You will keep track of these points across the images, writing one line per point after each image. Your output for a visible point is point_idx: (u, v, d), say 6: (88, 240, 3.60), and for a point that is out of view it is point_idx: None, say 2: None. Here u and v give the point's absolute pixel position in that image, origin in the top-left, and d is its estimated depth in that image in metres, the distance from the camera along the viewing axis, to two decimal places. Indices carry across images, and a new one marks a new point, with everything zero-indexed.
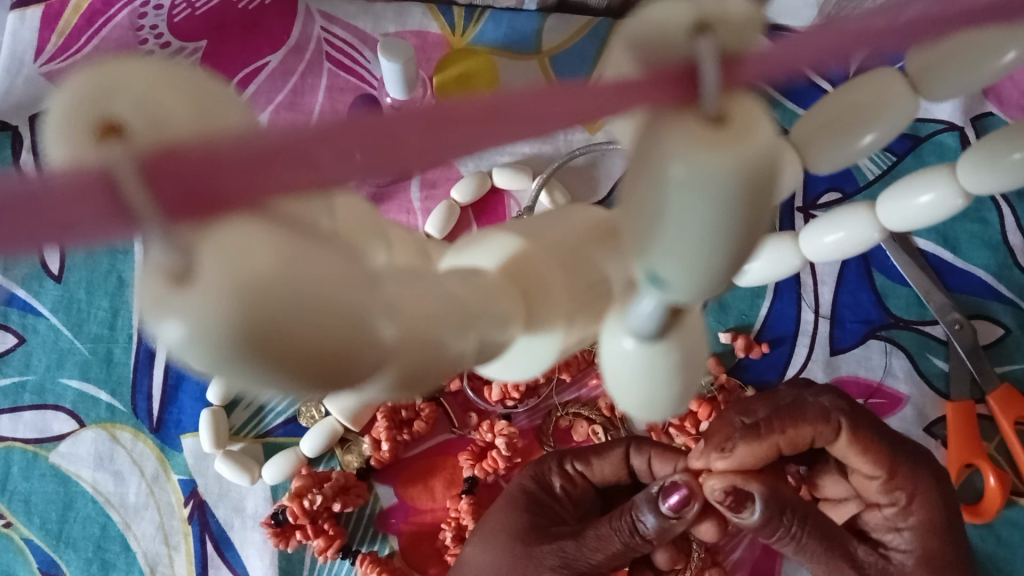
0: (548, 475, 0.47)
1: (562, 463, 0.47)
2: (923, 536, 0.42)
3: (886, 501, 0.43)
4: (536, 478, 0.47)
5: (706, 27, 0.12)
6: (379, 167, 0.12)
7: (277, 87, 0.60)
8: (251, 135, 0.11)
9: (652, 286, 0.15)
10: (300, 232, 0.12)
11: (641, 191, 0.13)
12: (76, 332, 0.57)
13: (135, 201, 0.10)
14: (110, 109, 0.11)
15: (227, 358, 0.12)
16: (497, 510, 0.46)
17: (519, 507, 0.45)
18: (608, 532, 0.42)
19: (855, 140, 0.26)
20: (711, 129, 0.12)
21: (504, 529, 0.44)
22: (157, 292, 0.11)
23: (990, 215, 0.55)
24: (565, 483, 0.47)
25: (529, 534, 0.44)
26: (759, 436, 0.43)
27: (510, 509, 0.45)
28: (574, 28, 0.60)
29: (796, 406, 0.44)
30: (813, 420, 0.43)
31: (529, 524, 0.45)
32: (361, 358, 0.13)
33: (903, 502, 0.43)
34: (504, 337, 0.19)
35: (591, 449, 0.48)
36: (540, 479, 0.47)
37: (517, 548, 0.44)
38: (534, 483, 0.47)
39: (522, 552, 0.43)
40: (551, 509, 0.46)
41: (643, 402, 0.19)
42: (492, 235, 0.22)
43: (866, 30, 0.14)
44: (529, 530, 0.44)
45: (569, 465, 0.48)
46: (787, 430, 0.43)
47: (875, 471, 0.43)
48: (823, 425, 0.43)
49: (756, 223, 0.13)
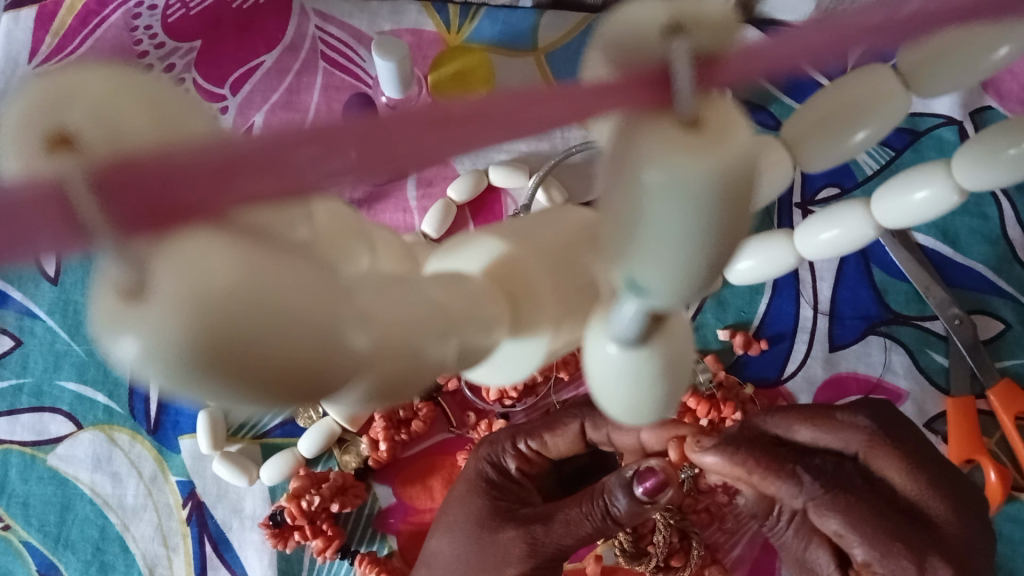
0: (503, 456, 0.47)
1: (516, 444, 0.47)
2: None
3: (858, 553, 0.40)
4: (492, 457, 0.47)
5: (683, 28, 0.12)
6: (363, 170, 0.12)
7: (272, 86, 0.59)
8: (209, 144, 0.11)
9: (631, 292, 0.14)
10: (264, 245, 0.12)
11: (614, 197, 0.13)
12: (72, 334, 0.56)
13: (87, 217, 0.10)
14: (64, 120, 0.11)
15: (188, 373, 0.12)
16: (455, 494, 0.46)
17: (476, 488, 0.45)
18: (579, 517, 0.41)
19: (847, 136, 0.26)
20: (684, 134, 0.12)
21: (456, 519, 0.44)
22: (115, 309, 0.12)
23: (989, 209, 0.55)
24: (520, 462, 0.47)
25: (493, 520, 0.43)
26: (737, 458, 0.43)
27: (469, 497, 0.45)
28: (570, 24, 0.59)
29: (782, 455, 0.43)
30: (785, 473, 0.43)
31: (495, 501, 0.44)
32: (327, 370, 0.13)
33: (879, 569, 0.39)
34: (489, 341, 0.19)
35: (549, 422, 0.48)
36: (495, 458, 0.47)
37: (483, 536, 0.43)
38: (490, 464, 0.47)
39: (487, 536, 0.43)
40: (513, 490, 0.46)
41: (627, 406, 0.18)
42: (480, 237, 0.21)
43: (856, 28, 0.13)
44: (491, 510, 0.44)
45: (522, 445, 0.47)
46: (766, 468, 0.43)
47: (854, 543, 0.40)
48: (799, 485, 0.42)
49: (736, 227, 0.13)
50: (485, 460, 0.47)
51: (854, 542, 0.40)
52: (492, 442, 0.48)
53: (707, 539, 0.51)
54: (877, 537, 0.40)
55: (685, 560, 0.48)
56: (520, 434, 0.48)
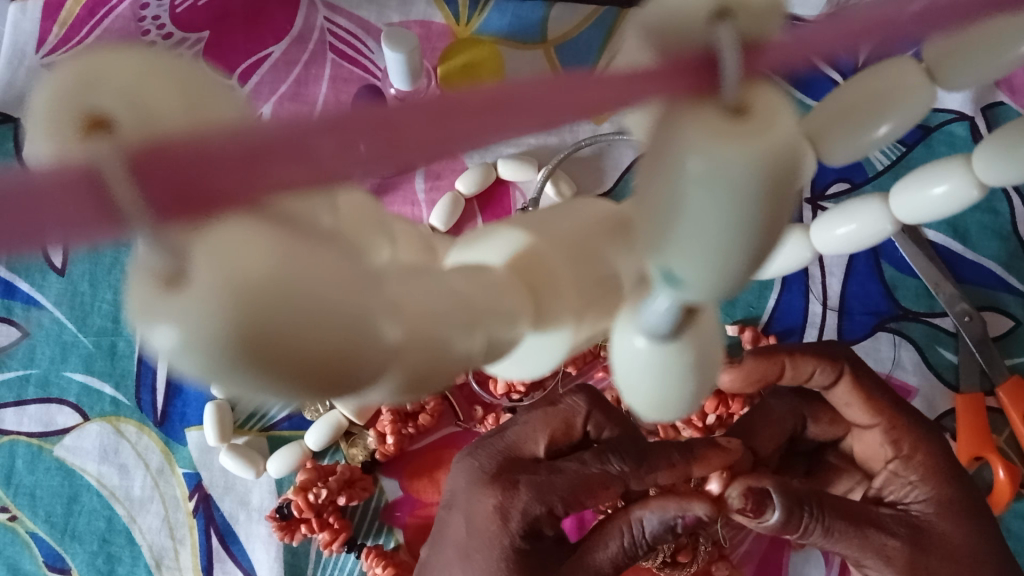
0: (540, 524, 0.39)
1: (555, 509, 0.40)
2: (933, 480, 0.42)
3: (890, 453, 0.43)
4: (528, 523, 0.39)
5: (728, 13, 0.12)
6: (393, 159, 0.12)
7: (280, 77, 0.59)
8: (243, 131, 0.11)
9: (665, 284, 0.14)
10: (297, 234, 0.12)
11: (653, 187, 0.12)
12: (80, 325, 0.56)
13: (122, 200, 0.10)
14: (95, 101, 0.11)
15: (222, 364, 0.11)
16: (484, 564, 0.39)
17: (518, 566, 0.38)
18: (616, 555, 0.39)
19: (871, 131, 0.23)
20: (727, 121, 0.12)
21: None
22: (148, 295, 0.11)
23: (1000, 205, 0.54)
24: (555, 524, 0.40)
25: None
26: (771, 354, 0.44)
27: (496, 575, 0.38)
28: (580, 17, 0.59)
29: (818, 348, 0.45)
30: (819, 355, 0.44)
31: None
32: (358, 361, 0.13)
33: (904, 452, 0.43)
34: (514, 335, 0.18)
35: (583, 477, 0.40)
36: (533, 525, 0.39)
37: None
38: (526, 533, 0.39)
39: None
40: (539, 558, 0.39)
41: (654, 401, 0.18)
42: (499, 228, 0.21)
43: (883, 21, 0.13)
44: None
45: (561, 509, 0.40)
46: (796, 354, 0.44)
47: (874, 420, 0.44)
48: (829, 363, 0.44)
49: (778, 217, 0.13)
50: (519, 533, 0.39)
51: (874, 423, 0.44)
52: (521, 507, 0.39)
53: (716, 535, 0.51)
54: (892, 413, 0.43)
55: (693, 555, 0.47)
56: (557, 496, 0.40)
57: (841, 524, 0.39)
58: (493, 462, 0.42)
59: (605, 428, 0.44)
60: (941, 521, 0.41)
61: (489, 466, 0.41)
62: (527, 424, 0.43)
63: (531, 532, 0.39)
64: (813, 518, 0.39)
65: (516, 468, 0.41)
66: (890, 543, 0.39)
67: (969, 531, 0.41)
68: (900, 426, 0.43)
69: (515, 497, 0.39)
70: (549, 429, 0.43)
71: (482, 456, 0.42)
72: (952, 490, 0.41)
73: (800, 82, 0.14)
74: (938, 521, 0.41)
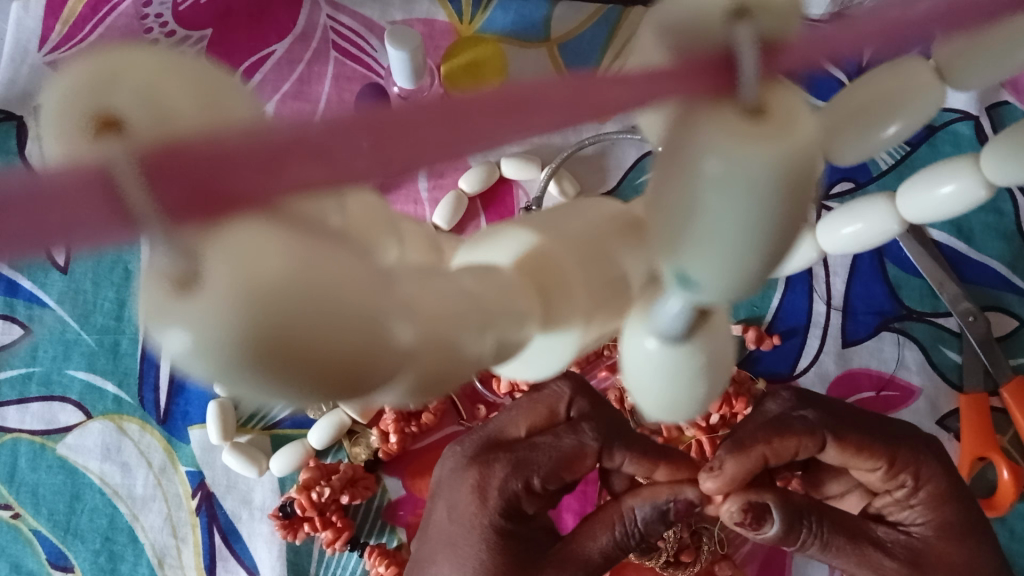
0: (518, 499, 0.39)
1: (530, 480, 0.40)
2: (937, 503, 0.40)
3: (895, 486, 0.40)
4: (506, 500, 0.39)
5: (746, 12, 0.12)
6: (409, 161, 0.12)
7: (283, 76, 0.58)
8: (256, 131, 0.11)
9: (679, 287, 0.14)
10: (312, 234, 0.12)
11: (670, 188, 0.12)
12: (82, 323, 0.56)
13: (135, 204, 0.10)
14: (109, 101, 0.11)
15: (234, 367, 0.11)
16: (467, 553, 0.39)
17: (496, 546, 0.38)
18: (608, 543, 0.39)
19: (878, 132, 0.22)
20: (748, 122, 0.11)
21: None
22: (160, 299, 0.11)
23: (1005, 205, 0.54)
24: (536, 501, 0.40)
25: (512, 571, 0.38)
26: (749, 447, 0.39)
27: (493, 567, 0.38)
28: (584, 15, 0.59)
29: (783, 422, 0.40)
30: (800, 433, 0.39)
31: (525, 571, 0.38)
32: (371, 364, 0.12)
33: (912, 483, 0.40)
34: (523, 335, 0.18)
35: (558, 451, 0.40)
36: (513, 503, 0.39)
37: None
38: (505, 511, 0.39)
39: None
40: (520, 534, 0.39)
41: (663, 403, 0.18)
42: (506, 228, 0.21)
43: (886, 27, 0.14)
44: (521, 567, 0.38)
45: (536, 480, 0.40)
46: (773, 439, 0.39)
47: (874, 463, 0.40)
48: (811, 438, 0.39)
49: (795, 218, 0.12)
50: (496, 507, 0.39)
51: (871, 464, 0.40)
52: (498, 484, 0.39)
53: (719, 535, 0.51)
54: (892, 453, 0.40)
55: (695, 554, 0.47)
56: (533, 469, 0.40)
57: (840, 542, 0.40)
58: (476, 446, 0.42)
59: (590, 409, 0.43)
60: (940, 543, 0.39)
61: (469, 450, 0.42)
62: (512, 411, 0.43)
63: (510, 505, 0.39)
64: (811, 533, 0.39)
65: (494, 448, 0.41)
66: (887, 563, 0.39)
67: (968, 551, 0.39)
68: (899, 461, 0.40)
69: (491, 471, 0.40)
70: (530, 418, 0.43)
71: (463, 443, 0.43)
72: (952, 512, 0.40)
73: (809, 86, 0.14)
74: (936, 542, 0.39)
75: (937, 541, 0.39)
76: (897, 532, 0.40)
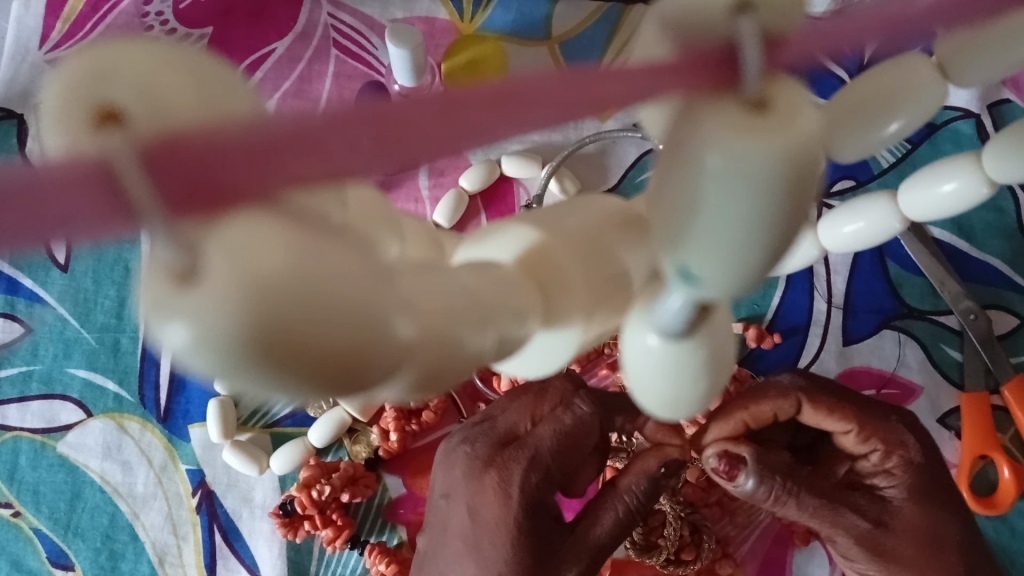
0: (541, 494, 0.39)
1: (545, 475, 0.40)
2: (907, 468, 0.42)
3: (867, 450, 0.43)
4: (529, 497, 0.39)
5: (747, 6, 0.12)
6: (392, 157, 0.12)
7: (283, 73, 0.59)
8: (258, 124, 0.11)
9: (680, 282, 0.14)
10: (311, 228, 0.12)
11: (671, 184, 0.12)
12: (83, 322, 0.56)
13: (134, 193, 0.10)
14: (108, 95, 0.11)
15: (233, 361, 0.11)
16: (494, 554, 0.38)
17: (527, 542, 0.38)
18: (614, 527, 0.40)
19: (880, 127, 0.22)
20: (750, 116, 0.11)
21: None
22: (160, 295, 0.11)
23: (1006, 203, 0.54)
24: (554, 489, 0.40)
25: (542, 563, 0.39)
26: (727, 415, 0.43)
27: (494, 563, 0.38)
28: (583, 14, 0.59)
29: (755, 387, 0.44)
30: (772, 398, 0.43)
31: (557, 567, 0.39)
32: (373, 358, 0.13)
33: (882, 447, 0.42)
34: (524, 332, 0.18)
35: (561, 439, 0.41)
36: (536, 497, 0.39)
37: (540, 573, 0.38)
38: (528, 506, 0.39)
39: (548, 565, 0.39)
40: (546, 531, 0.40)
41: (665, 402, 0.18)
42: (506, 225, 0.21)
43: (892, 20, 0.14)
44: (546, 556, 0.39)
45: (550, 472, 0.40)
46: (751, 405, 0.43)
47: (846, 425, 0.43)
48: (783, 401, 0.43)
49: (795, 214, 0.12)
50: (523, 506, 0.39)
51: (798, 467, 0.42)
52: (519, 483, 0.39)
53: (720, 533, 0.51)
54: (859, 416, 0.43)
55: (696, 553, 0.47)
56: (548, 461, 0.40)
57: (811, 501, 0.41)
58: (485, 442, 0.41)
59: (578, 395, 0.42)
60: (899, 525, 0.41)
61: (480, 449, 0.41)
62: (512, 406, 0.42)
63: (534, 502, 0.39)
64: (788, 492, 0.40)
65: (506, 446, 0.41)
66: (856, 523, 0.41)
67: (934, 518, 0.41)
68: (867, 425, 0.43)
69: (509, 473, 0.40)
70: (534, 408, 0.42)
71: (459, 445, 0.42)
72: (923, 477, 0.42)
73: (813, 80, 0.14)
74: (907, 507, 0.41)
75: (908, 506, 0.41)
76: (875, 499, 0.42)
